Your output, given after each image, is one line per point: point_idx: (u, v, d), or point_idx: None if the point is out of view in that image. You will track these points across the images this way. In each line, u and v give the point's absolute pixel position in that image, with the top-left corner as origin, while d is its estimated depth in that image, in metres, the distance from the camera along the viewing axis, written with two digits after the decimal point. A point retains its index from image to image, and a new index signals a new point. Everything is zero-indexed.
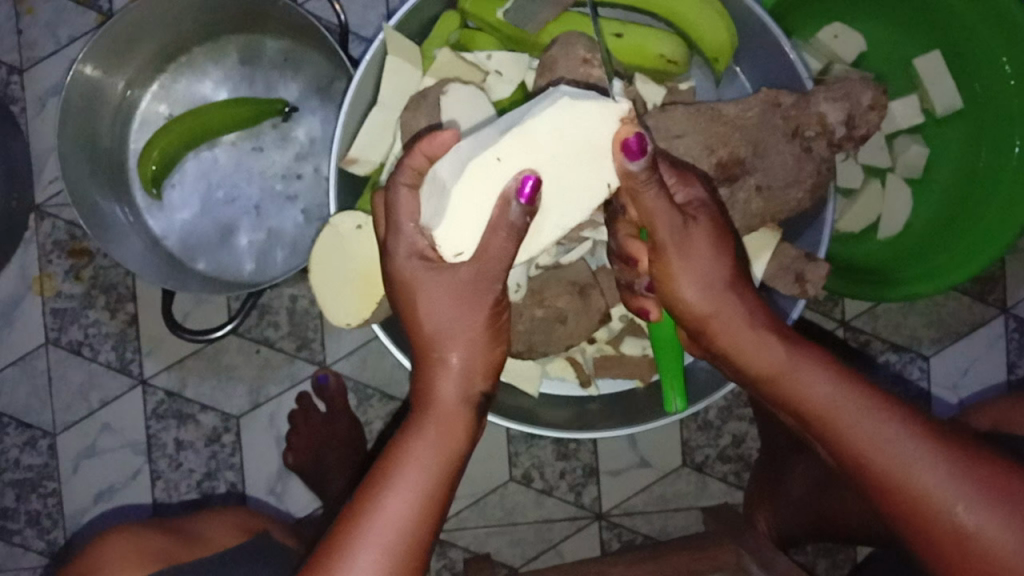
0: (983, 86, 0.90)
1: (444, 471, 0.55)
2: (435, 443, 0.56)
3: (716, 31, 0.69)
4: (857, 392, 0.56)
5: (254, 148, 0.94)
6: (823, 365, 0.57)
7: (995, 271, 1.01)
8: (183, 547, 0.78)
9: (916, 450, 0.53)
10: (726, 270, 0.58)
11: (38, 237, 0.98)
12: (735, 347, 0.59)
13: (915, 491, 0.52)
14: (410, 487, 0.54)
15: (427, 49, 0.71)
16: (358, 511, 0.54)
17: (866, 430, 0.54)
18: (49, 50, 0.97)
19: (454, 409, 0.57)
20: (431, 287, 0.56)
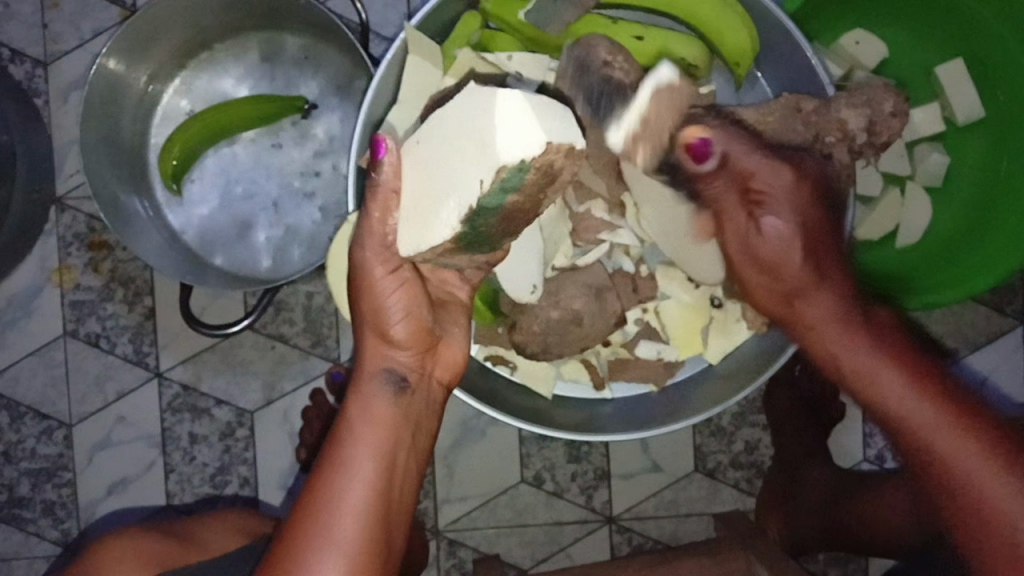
0: (1007, 94, 0.89)
1: (384, 467, 0.59)
2: (371, 437, 0.59)
3: (738, 36, 0.68)
4: (949, 409, 0.56)
5: (274, 144, 0.94)
6: (904, 374, 0.58)
7: (1015, 282, 1.00)
8: (180, 551, 0.79)
9: (980, 469, 0.54)
10: (811, 265, 0.61)
11: (59, 230, 0.99)
12: (822, 338, 0.62)
13: (973, 501, 0.54)
14: (354, 479, 0.57)
15: (448, 49, 0.70)
16: (311, 504, 0.57)
17: (939, 447, 0.55)
18: (73, 44, 0.98)
19: (383, 402, 0.61)
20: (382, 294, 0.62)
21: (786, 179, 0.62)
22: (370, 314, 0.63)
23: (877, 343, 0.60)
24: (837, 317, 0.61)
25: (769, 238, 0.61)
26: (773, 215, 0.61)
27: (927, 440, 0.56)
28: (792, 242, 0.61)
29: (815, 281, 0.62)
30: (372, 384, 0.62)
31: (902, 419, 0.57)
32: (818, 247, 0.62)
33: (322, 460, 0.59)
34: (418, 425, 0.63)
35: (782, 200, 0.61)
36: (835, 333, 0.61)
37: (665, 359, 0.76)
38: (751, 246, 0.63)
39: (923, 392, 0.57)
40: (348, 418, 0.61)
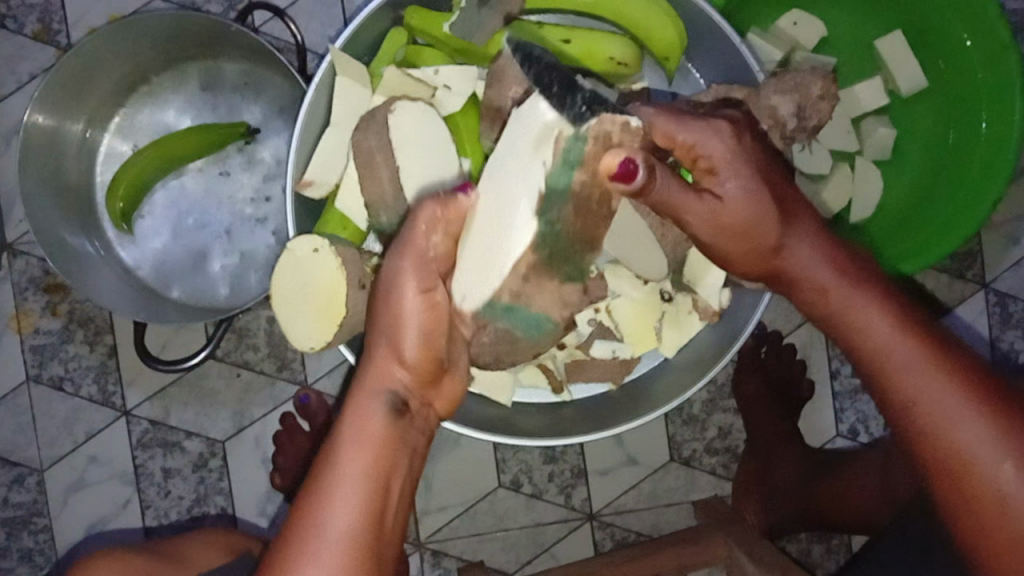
0: (947, 62, 0.90)
1: (378, 496, 0.52)
2: (358, 465, 0.53)
3: (663, 29, 0.68)
4: (922, 343, 0.56)
5: (222, 172, 0.94)
6: (883, 308, 0.57)
7: (973, 247, 1.01)
8: (160, 571, 0.77)
9: (959, 410, 0.53)
10: (772, 203, 0.59)
11: (12, 275, 0.98)
12: (795, 271, 0.60)
13: (946, 438, 0.54)
14: (337, 513, 0.51)
15: (375, 69, 0.71)
16: (297, 529, 0.52)
17: (918, 391, 0.54)
18: (10, 88, 0.97)
19: (378, 422, 0.54)
20: (392, 296, 0.54)
21: (734, 145, 0.60)
22: (384, 327, 0.55)
23: (866, 286, 0.59)
24: (818, 257, 0.60)
25: (733, 203, 0.59)
26: (734, 178, 0.59)
27: (899, 376, 0.55)
28: (756, 194, 0.59)
29: (795, 232, 0.60)
30: (368, 404, 0.54)
31: (881, 360, 0.56)
32: (791, 202, 0.60)
33: (307, 489, 0.53)
34: (413, 447, 0.56)
35: (731, 164, 0.59)
36: (819, 276, 0.59)
37: (621, 357, 0.77)
38: (708, 215, 0.60)
39: (899, 332, 0.56)
40: (338, 440, 0.54)
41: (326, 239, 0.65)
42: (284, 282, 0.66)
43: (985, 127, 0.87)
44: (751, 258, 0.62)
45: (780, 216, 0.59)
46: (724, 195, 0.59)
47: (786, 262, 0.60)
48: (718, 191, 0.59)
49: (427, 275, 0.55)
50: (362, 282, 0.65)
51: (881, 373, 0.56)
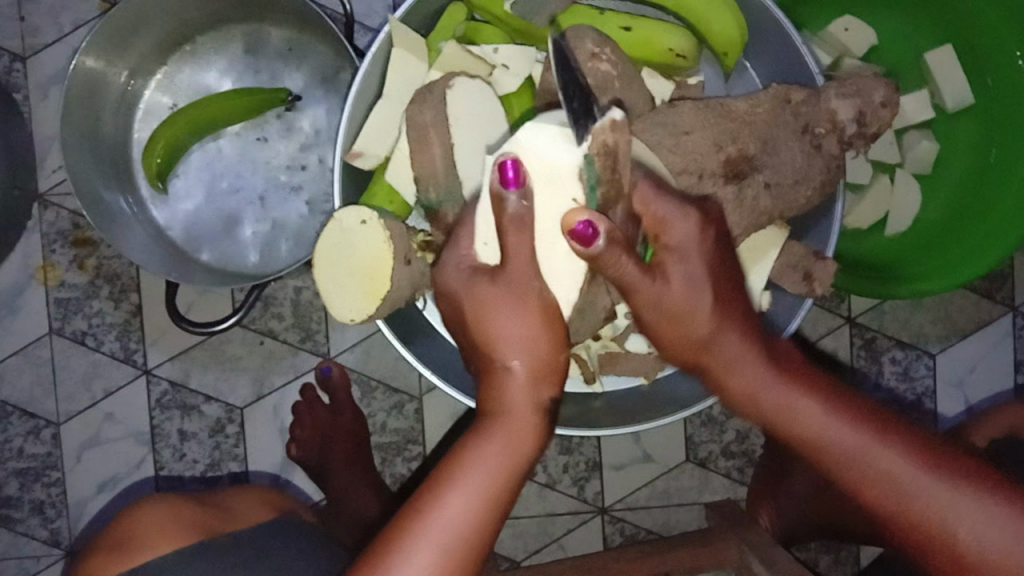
0: (995, 80, 0.88)
1: (508, 487, 0.52)
2: (503, 451, 0.52)
3: (727, 24, 0.68)
4: (875, 430, 0.53)
5: (259, 138, 0.93)
6: (825, 398, 0.54)
7: (1006, 268, 1.00)
8: (219, 520, 0.77)
9: (930, 485, 0.52)
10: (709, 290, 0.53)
11: (42, 226, 0.97)
12: (731, 373, 0.55)
13: (918, 515, 0.52)
14: (467, 498, 0.51)
15: (433, 42, 0.70)
16: (415, 513, 0.51)
17: (881, 468, 0.53)
18: (53, 38, 0.96)
19: (527, 417, 0.54)
20: (514, 295, 0.55)
21: (699, 228, 0.54)
22: (527, 320, 0.54)
23: (798, 386, 0.55)
24: (749, 356, 0.55)
25: (679, 290, 0.53)
26: (679, 264, 0.53)
27: (859, 461, 0.53)
28: (697, 285, 0.53)
29: (729, 328, 0.54)
30: (517, 395, 0.54)
31: (840, 451, 0.53)
32: (728, 290, 0.55)
33: (443, 467, 0.52)
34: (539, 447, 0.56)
35: (683, 252, 0.53)
36: (758, 380, 0.55)
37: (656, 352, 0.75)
38: (653, 305, 0.53)
39: (849, 421, 0.53)
40: (480, 425, 0.54)
41: (374, 211, 0.64)
42: (328, 253, 0.66)
43: None
44: (683, 353, 0.56)
45: (714, 310, 0.53)
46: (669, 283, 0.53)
47: (722, 363, 0.55)
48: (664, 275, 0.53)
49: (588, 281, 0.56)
50: (407, 258, 0.65)
51: (839, 466, 0.54)
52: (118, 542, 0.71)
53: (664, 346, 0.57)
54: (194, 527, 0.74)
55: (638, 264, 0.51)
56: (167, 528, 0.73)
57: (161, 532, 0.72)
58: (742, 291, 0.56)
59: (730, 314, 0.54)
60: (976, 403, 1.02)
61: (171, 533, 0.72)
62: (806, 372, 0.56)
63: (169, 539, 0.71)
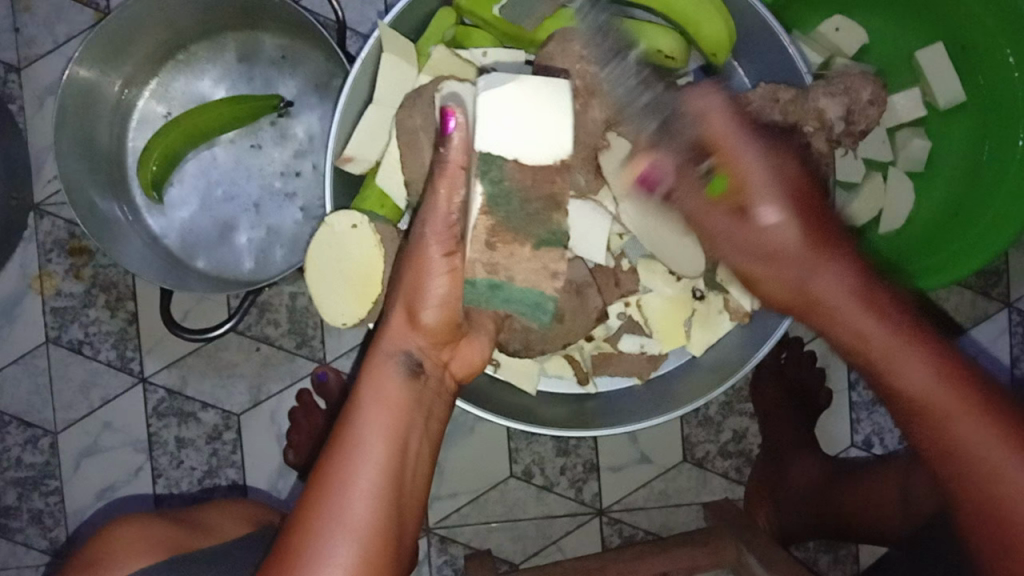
0: (987, 78, 0.88)
1: (394, 454, 0.54)
2: (382, 421, 0.55)
3: (713, 23, 0.68)
4: (969, 395, 0.50)
5: (253, 145, 0.93)
6: (928, 352, 0.51)
7: (999, 265, 1.00)
8: (190, 535, 0.78)
9: (1012, 462, 0.49)
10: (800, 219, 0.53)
11: (38, 236, 0.98)
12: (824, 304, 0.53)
13: (1008, 499, 0.49)
14: (362, 469, 0.53)
15: (422, 47, 0.70)
16: (318, 487, 0.53)
17: (975, 442, 0.49)
18: (47, 48, 0.96)
19: (393, 385, 0.57)
20: (410, 270, 0.60)
21: (767, 161, 0.55)
22: (407, 291, 0.59)
23: (901, 332, 0.51)
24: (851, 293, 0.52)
25: (768, 226, 0.54)
26: (768, 200, 0.53)
27: (947, 426, 0.50)
28: (791, 222, 0.53)
29: (829, 262, 0.53)
30: (387, 364, 0.58)
31: (931, 410, 0.50)
32: (825, 230, 0.54)
33: (331, 454, 0.54)
34: (430, 412, 0.59)
35: (769, 185, 0.54)
36: (855, 324, 0.52)
37: (649, 352, 0.77)
38: (743, 235, 0.55)
39: (950, 384, 0.50)
40: (357, 407, 0.56)
41: (364, 215, 0.65)
42: (320, 258, 0.66)
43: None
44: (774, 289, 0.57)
45: (811, 242, 0.53)
46: (757, 218, 0.54)
47: (818, 305, 0.54)
48: (754, 212, 0.54)
49: (450, 245, 0.59)
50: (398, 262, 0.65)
51: (931, 427, 0.50)
52: (86, 566, 0.74)
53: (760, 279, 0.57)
54: (167, 545, 0.75)
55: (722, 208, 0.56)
56: (137, 547, 0.75)
57: (129, 552, 0.74)
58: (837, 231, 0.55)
59: (829, 253, 0.53)
60: None
61: (137, 552, 0.74)
62: (914, 321, 0.52)
63: (136, 557, 0.74)
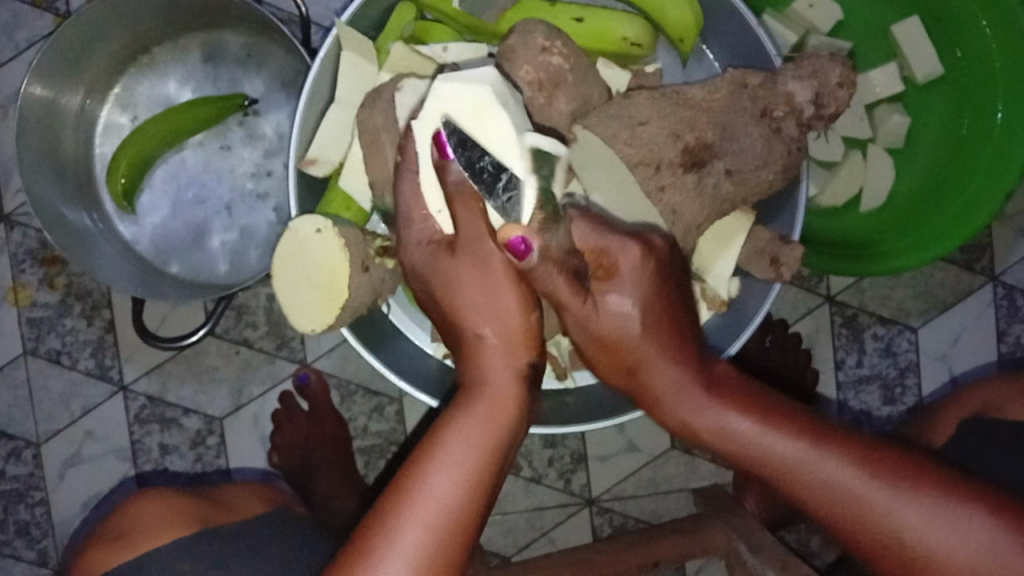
0: (965, 51, 0.87)
1: (494, 465, 0.50)
2: (481, 423, 0.50)
3: (679, 11, 0.67)
4: (814, 440, 0.52)
5: (222, 147, 0.92)
6: (760, 412, 0.53)
7: (983, 238, 0.99)
8: (212, 511, 0.79)
9: (864, 487, 0.50)
10: (643, 301, 0.53)
11: (10, 247, 0.96)
12: (662, 391, 0.54)
13: (879, 527, 0.50)
14: (451, 478, 0.48)
15: (381, 44, 0.69)
16: (393, 512, 0.48)
17: (826, 478, 0.51)
18: (7, 55, 0.94)
19: (512, 386, 0.52)
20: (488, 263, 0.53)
21: (637, 257, 0.53)
22: (466, 286, 0.53)
23: (729, 401, 0.53)
24: (694, 381, 0.53)
25: (604, 311, 0.53)
26: (611, 285, 0.53)
27: (804, 476, 0.51)
28: (630, 317, 0.53)
29: (662, 350, 0.53)
30: (493, 368, 0.52)
31: (779, 464, 0.52)
32: (660, 317, 0.53)
33: (406, 473, 0.49)
34: (530, 417, 0.54)
35: (625, 279, 0.53)
36: (698, 406, 0.53)
37: None
38: (592, 325, 0.54)
39: (787, 434, 0.52)
40: (455, 413, 0.51)
41: (328, 218, 0.64)
42: (285, 261, 0.65)
43: (1001, 117, 0.85)
44: (610, 366, 0.56)
45: (644, 333, 0.53)
46: (603, 305, 0.53)
47: (662, 390, 0.54)
48: (598, 299, 0.53)
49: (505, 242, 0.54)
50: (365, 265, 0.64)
51: (789, 480, 0.52)
52: (111, 539, 0.75)
53: (601, 367, 0.56)
54: (193, 516, 0.77)
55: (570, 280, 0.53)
56: (166, 518, 0.76)
57: (154, 524, 0.75)
58: (680, 306, 0.55)
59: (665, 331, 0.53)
60: (957, 374, 1.01)
61: (162, 520, 0.76)
62: (744, 391, 0.54)
63: (162, 529, 0.75)
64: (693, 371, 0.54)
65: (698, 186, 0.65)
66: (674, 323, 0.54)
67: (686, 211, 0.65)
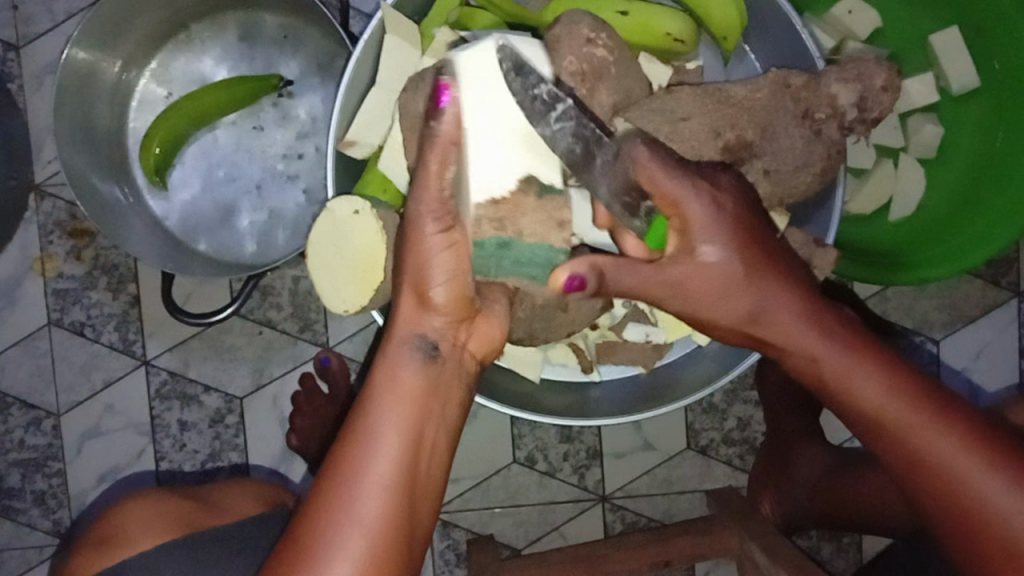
0: (1002, 64, 0.86)
1: (405, 451, 0.52)
2: (395, 410, 0.53)
3: (725, 8, 0.67)
4: (918, 406, 0.53)
5: (255, 127, 0.92)
6: (874, 367, 0.55)
7: (1011, 253, 0.99)
8: (201, 514, 0.78)
9: (964, 462, 0.52)
10: (753, 252, 0.56)
11: (39, 217, 0.97)
12: (782, 336, 0.56)
13: (974, 505, 0.52)
14: (375, 467, 0.51)
15: (425, 28, 0.69)
16: (324, 508, 0.51)
17: (938, 448, 0.52)
18: (45, 26, 0.95)
19: (411, 374, 0.54)
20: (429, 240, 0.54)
21: (714, 203, 0.55)
22: (413, 268, 0.55)
23: (849, 352, 0.55)
24: (806, 329, 0.56)
25: (711, 265, 0.55)
26: (708, 239, 0.54)
27: (908, 440, 0.53)
28: (734, 266, 0.55)
29: (778, 295, 0.56)
30: (403, 355, 0.55)
31: (883, 419, 0.54)
32: (768, 269, 0.56)
33: (332, 469, 0.52)
34: (449, 402, 0.56)
35: (709, 227, 0.54)
36: (818, 351, 0.56)
37: (654, 341, 0.76)
38: (691, 283, 0.56)
39: (898, 392, 0.54)
40: (370, 404, 0.54)
41: (365, 200, 0.64)
42: (321, 240, 0.66)
43: None
44: (732, 324, 0.58)
45: (750, 280, 0.56)
46: (702, 259, 0.55)
47: (781, 332, 0.56)
48: (696, 254, 0.55)
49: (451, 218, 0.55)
50: None
51: (894, 440, 0.54)
52: (96, 545, 0.75)
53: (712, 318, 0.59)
54: (181, 522, 0.76)
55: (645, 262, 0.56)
56: (152, 525, 0.76)
57: (141, 527, 0.75)
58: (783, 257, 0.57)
59: (773, 282, 0.56)
60: (978, 388, 1.01)
61: (149, 527, 0.76)
62: (860, 339, 0.56)
63: (149, 535, 0.75)
64: (810, 319, 0.56)
65: None
66: (784, 273, 0.57)
67: None
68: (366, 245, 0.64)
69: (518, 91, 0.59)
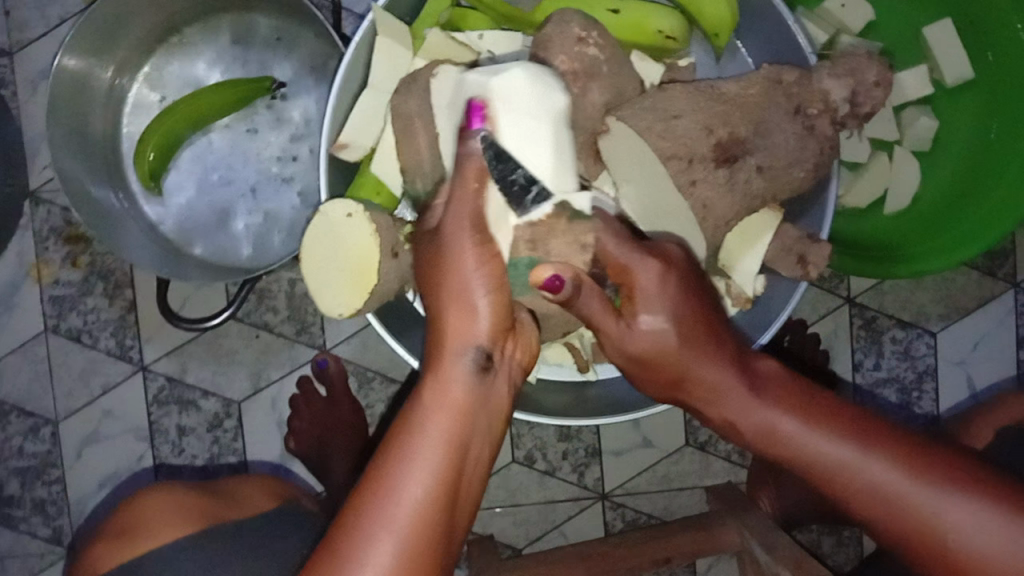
0: (996, 55, 0.86)
1: (449, 462, 0.51)
2: (442, 419, 0.52)
3: (716, 5, 0.67)
4: (853, 443, 0.53)
5: (249, 129, 0.92)
6: (803, 415, 0.55)
7: (1006, 244, 0.99)
8: (220, 507, 0.79)
9: (907, 490, 0.51)
10: (684, 311, 0.56)
11: (34, 224, 0.97)
12: (715, 395, 0.57)
13: (922, 533, 0.51)
14: (415, 476, 0.50)
15: (416, 28, 0.70)
16: (357, 522, 0.49)
17: (876, 482, 0.52)
18: (38, 32, 0.95)
19: (460, 384, 0.53)
20: (463, 246, 0.54)
21: (659, 272, 0.56)
22: (461, 280, 0.54)
23: (780, 404, 0.55)
24: (735, 388, 0.56)
25: (643, 330, 0.56)
26: (645, 309, 0.56)
27: (848, 479, 0.53)
28: (664, 329, 0.56)
29: (704, 355, 0.56)
30: (452, 363, 0.53)
31: (822, 467, 0.53)
32: (701, 327, 0.56)
33: (368, 482, 0.51)
34: (495, 414, 0.54)
35: (652, 296, 0.56)
36: (747, 409, 0.56)
37: None
38: (633, 345, 0.57)
39: (831, 435, 0.53)
40: (416, 413, 0.52)
41: (359, 203, 0.64)
42: (315, 243, 0.66)
43: None
44: (671, 386, 0.58)
45: (680, 343, 0.56)
46: (634, 325, 0.56)
47: (711, 392, 0.57)
48: (632, 321, 0.56)
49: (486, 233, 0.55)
50: (394, 251, 0.64)
51: (835, 483, 0.53)
52: (116, 534, 0.75)
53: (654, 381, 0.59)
54: (201, 513, 0.77)
55: (605, 302, 0.57)
56: (172, 515, 0.76)
57: (161, 517, 0.76)
58: (714, 314, 0.58)
59: (702, 343, 0.56)
60: (976, 380, 1.01)
61: (168, 517, 0.76)
62: (790, 390, 0.56)
63: (167, 527, 0.75)
64: (736, 375, 0.56)
65: (729, 181, 0.64)
66: (715, 333, 0.57)
67: (716, 207, 0.65)
68: (360, 247, 0.64)
69: (499, 184, 0.57)
